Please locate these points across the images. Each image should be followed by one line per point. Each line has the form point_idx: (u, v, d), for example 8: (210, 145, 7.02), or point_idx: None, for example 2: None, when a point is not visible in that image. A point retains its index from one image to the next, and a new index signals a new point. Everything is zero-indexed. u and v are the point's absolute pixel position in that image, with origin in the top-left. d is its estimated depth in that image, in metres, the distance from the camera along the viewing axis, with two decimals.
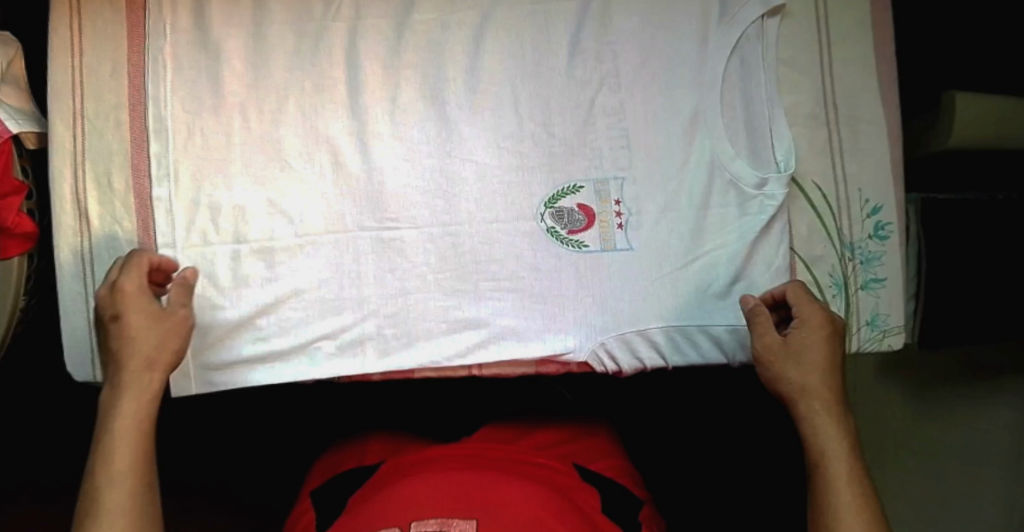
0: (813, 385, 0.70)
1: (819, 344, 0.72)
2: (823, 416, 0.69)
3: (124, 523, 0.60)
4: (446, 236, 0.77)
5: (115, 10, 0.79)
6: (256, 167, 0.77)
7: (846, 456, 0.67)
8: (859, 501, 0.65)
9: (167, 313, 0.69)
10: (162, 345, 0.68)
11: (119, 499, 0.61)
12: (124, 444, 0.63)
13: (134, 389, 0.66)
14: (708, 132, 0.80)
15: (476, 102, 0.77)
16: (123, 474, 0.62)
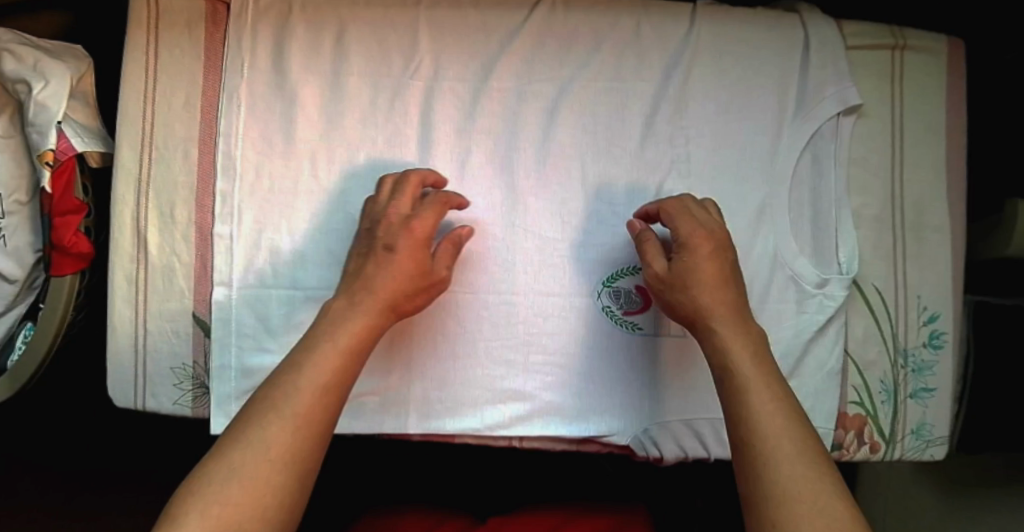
0: (711, 294, 0.68)
1: (714, 252, 0.70)
2: (726, 330, 0.67)
3: (298, 419, 0.60)
4: (501, 304, 0.77)
5: (195, 43, 0.79)
6: (319, 217, 0.78)
7: (759, 379, 0.64)
8: (786, 422, 0.61)
9: (436, 266, 0.71)
10: (411, 295, 0.70)
11: (307, 409, 0.61)
12: (328, 359, 0.64)
13: (368, 317, 0.67)
14: (773, 226, 0.78)
15: (545, 174, 0.77)
16: (319, 390, 0.62)
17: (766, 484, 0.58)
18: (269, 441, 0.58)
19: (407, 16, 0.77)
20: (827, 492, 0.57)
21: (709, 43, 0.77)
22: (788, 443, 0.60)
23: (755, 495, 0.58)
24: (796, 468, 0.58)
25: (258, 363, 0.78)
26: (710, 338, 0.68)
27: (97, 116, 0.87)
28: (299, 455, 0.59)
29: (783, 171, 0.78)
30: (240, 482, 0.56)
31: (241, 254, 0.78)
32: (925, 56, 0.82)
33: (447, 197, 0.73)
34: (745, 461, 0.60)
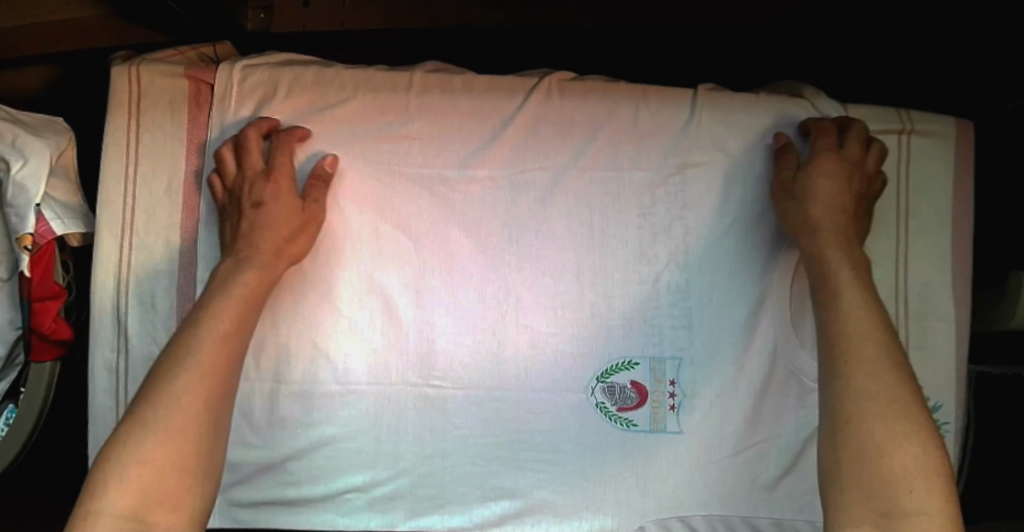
0: (828, 205, 0.70)
1: (838, 171, 0.71)
2: (831, 240, 0.69)
3: (201, 373, 0.62)
4: (491, 400, 0.75)
5: (177, 125, 0.76)
6: (304, 308, 0.75)
7: (857, 292, 0.66)
8: (877, 337, 0.63)
9: (314, 210, 0.72)
10: (295, 237, 0.71)
11: (212, 359, 0.63)
12: (227, 309, 0.66)
13: (261, 268, 0.69)
14: (774, 319, 0.76)
15: (538, 266, 0.74)
16: (222, 343, 0.64)
17: (848, 384, 0.61)
18: (183, 394, 0.60)
19: (395, 100, 0.74)
20: (903, 410, 0.58)
21: (709, 130, 0.74)
22: (875, 355, 0.61)
23: (832, 400, 0.61)
24: (880, 377, 0.60)
25: (241, 457, 0.76)
26: (810, 243, 0.70)
27: (78, 191, 0.84)
28: (209, 408, 0.61)
29: (785, 261, 0.76)
30: (161, 435, 0.58)
31: None
32: (931, 139, 0.79)
33: (282, 142, 0.72)
34: (831, 359, 0.63)
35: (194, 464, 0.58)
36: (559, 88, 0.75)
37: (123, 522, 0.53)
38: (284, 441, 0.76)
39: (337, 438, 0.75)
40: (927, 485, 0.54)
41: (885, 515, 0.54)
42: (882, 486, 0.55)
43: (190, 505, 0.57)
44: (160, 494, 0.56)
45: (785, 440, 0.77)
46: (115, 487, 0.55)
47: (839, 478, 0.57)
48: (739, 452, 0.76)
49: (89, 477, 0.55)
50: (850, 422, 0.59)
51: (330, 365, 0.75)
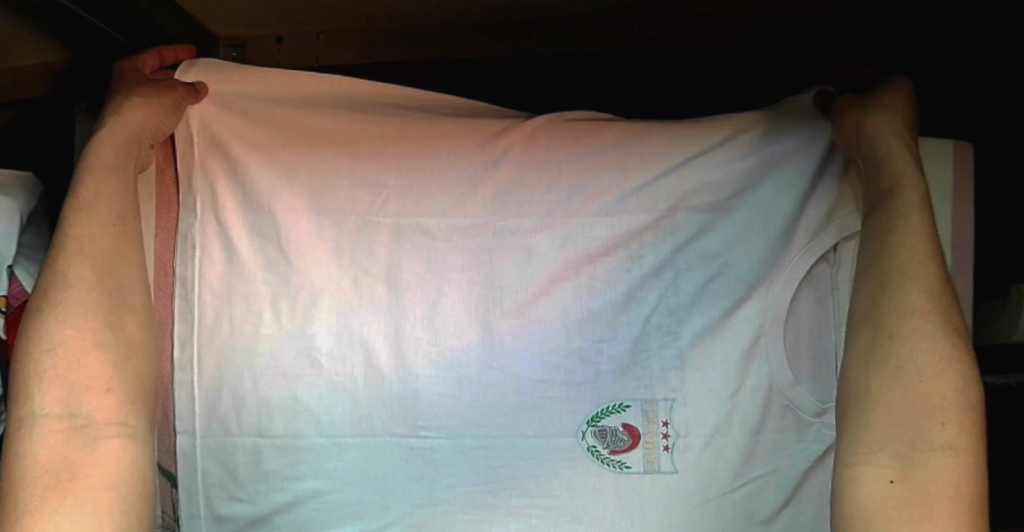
0: (890, 120, 0.67)
1: (900, 94, 0.70)
2: (899, 143, 0.66)
3: (90, 251, 0.64)
4: (479, 447, 0.73)
5: (146, 181, 0.74)
6: (286, 362, 0.73)
7: (919, 206, 0.63)
8: (931, 251, 0.62)
9: (167, 84, 0.71)
10: (138, 97, 0.69)
11: (98, 234, 0.64)
12: (101, 191, 0.65)
13: (112, 143, 0.67)
14: (767, 357, 0.74)
15: (525, 310, 0.73)
16: (110, 213, 0.65)
17: (900, 302, 0.60)
18: (80, 281, 0.62)
19: (375, 151, 0.74)
20: (948, 338, 0.59)
21: (690, 171, 0.75)
22: (930, 276, 0.61)
23: (879, 314, 0.61)
24: (930, 307, 0.60)
25: (227, 511, 0.75)
26: (876, 152, 0.67)
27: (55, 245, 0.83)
28: (106, 280, 0.64)
29: (776, 299, 0.74)
30: (71, 327, 0.61)
31: (205, 401, 0.74)
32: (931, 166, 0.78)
33: (151, 55, 0.75)
34: (885, 271, 0.62)
35: (109, 346, 0.62)
36: (544, 132, 0.76)
37: (58, 418, 0.59)
38: (270, 497, 0.74)
39: (323, 490, 0.74)
40: (959, 420, 0.56)
41: (907, 447, 0.57)
42: (911, 418, 0.57)
43: (119, 380, 0.62)
44: (86, 383, 0.60)
45: (784, 474, 0.75)
46: (38, 391, 0.59)
47: (869, 396, 0.59)
48: (735, 489, 0.75)
49: (23, 380, 0.59)
50: (892, 340, 0.60)
51: (313, 417, 0.73)
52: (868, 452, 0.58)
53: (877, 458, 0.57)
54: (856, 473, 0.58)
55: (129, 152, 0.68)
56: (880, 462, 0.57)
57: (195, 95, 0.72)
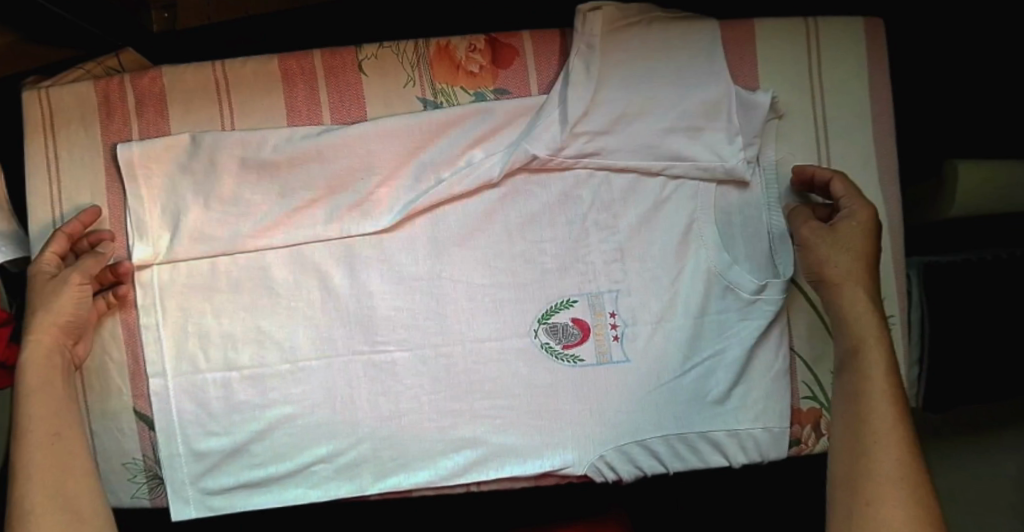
0: (849, 276, 0.71)
1: (861, 236, 0.73)
2: (862, 312, 0.70)
3: (41, 401, 0.67)
4: (438, 356, 0.76)
5: (90, 136, 0.76)
6: (244, 295, 0.76)
7: (882, 370, 0.67)
8: (899, 413, 0.65)
9: (68, 278, 0.70)
10: (46, 312, 0.69)
11: (40, 460, 0.65)
12: (40, 364, 0.68)
13: (45, 349, 0.69)
14: (701, 242, 0.78)
15: (469, 220, 0.77)
16: (49, 428, 0.67)
17: (874, 469, 0.62)
18: (35, 433, 0.66)
19: (308, 85, 0.76)
20: (916, 503, 0.60)
21: (615, 88, 0.75)
22: (899, 442, 0.63)
23: (858, 478, 0.63)
24: (907, 469, 0.62)
25: (201, 447, 0.76)
26: (841, 313, 0.71)
27: (10, 214, 0.80)
28: (54, 425, 0.67)
29: (704, 185, 0.78)
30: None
31: (171, 342, 0.76)
32: (842, 46, 0.81)
33: (55, 240, 0.72)
34: (860, 439, 0.64)
35: (62, 476, 0.65)
36: (466, 119, 0.75)
37: None
38: (242, 427, 0.76)
39: (294, 414, 0.76)
40: None
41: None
42: None
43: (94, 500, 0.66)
44: (76, 513, 0.64)
45: (732, 353, 0.78)
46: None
47: None
48: (686, 372, 0.78)
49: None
50: (868, 508, 0.61)
51: (276, 344, 0.76)
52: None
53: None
54: None
55: (58, 362, 0.70)
56: None
57: (87, 267, 0.72)
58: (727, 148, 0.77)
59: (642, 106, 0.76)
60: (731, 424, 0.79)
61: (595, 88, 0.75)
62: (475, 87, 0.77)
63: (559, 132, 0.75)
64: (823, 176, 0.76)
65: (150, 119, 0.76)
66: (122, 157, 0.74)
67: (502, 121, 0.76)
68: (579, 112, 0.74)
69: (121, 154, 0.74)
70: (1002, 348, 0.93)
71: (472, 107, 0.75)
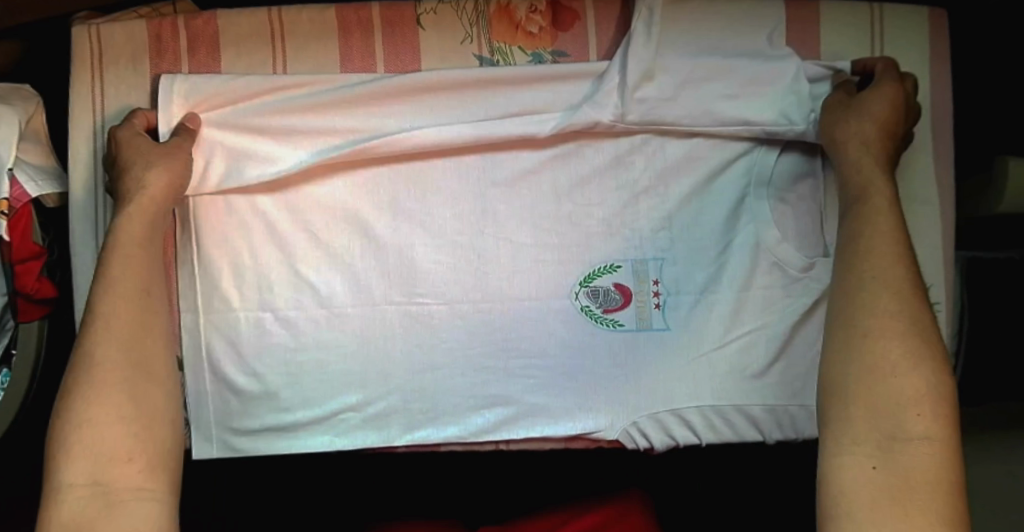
0: (861, 137, 0.69)
1: (884, 104, 0.69)
2: (869, 163, 0.68)
3: (133, 258, 0.65)
4: (476, 312, 0.75)
5: (138, 73, 0.75)
6: (285, 236, 0.75)
7: (887, 214, 0.65)
8: (899, 248, 0.62)
9: (173, 142, 0.69)
10: (156, 165, 0.68)
11: (117, 311, 0.63)
12: (136, 222, 0.67)
13: (144, 202, 0.67)
14: (753, 216, 0.77)
15: (518, 178, 0.75)
16: (135, 279, 0.65)
17: (872, 304, 0.61)
18: (117, 285, 0.64)
19: (363, 33, 0.74)
20: (917, 337, 0.58)
21: (677, 57, 0.74)
22: (900, 282, 0.61)
23: (853, 314, 0.61)
24: (907, 310, 0.60)
25: (232, 387, 0.75)
26: (847, 171, 0.69)
27: (50, 152, 0.79)
28: (141, 286, 0.65)
29: (760, 158, 0.77)
30: (86, 401, 0.59)
31: (206, 277, 0.75)
32: (908, 34, 0.79)
33: (138, 117, 0.72)
34: (856, 275, 0.62)
35: (140, 340, 0.63)
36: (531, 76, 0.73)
37: (118, 405, 0.59)
38: (274, 370, 0.75)
39: (326, 360, 0.75)
40: (933, 411, 0.56)
41: (886, 439, 0.56)
42: (883, 410, 0.57)
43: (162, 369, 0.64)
44: (142, 379, 0.62)
45: (775, 328, 0.77)
46: (93, 401, 0.59)
47: (848, 395, 0.58)
48: (726, 345, 0.77)
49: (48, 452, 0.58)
50: (866, 339, 0.59)
51: (312, 289, 0.75)
52: (845, 443, 0.57)
53: (855, 448, 0.56)
54: (838, 463, 0.56)
55: (155, 224, 0.68)
56: (860, 453, 0.56)
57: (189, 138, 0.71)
58: (795, 111, 0.74)
59: (703, 77, 0.74)
60: (769, 400, 0.77)
61: (654, 56, 0.73)
62: (533, 48, 0.75)
63: (620, 98, 0.73)
64: (866, 61, 0.74)
65: (202, 58, 0.74)
66: (165, 90, 0.72)
67: (560, 81, 0.74)
68: (638, 76, 0.73)
69: (164, 86, 0.72)
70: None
71: (531, 69, 0.73)
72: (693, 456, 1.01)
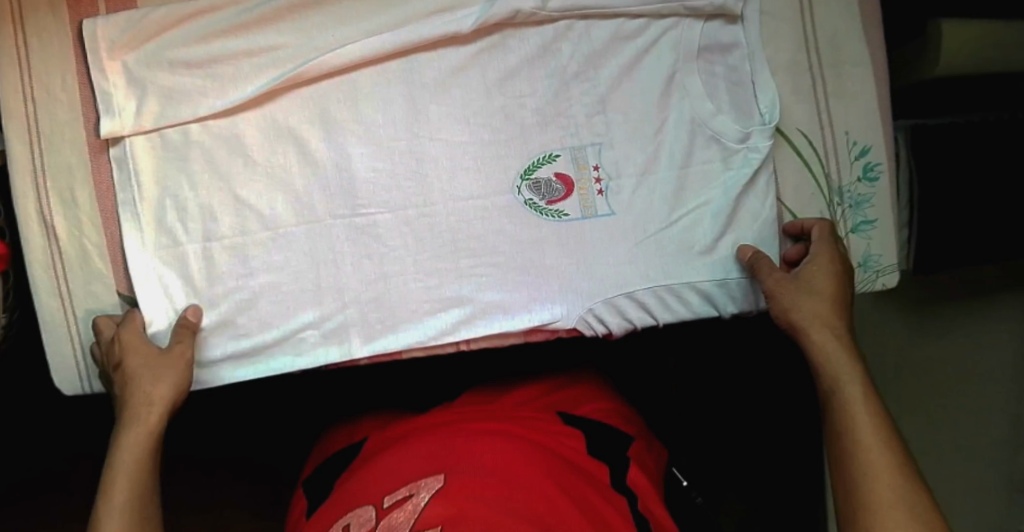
0: (819, 318, 0.70)
1: (827, 277, 0.73)
2: (835, 351, 0.68)
3: (133, 463, 0.66)
4: (422, 217, 0.75)
5: (59, 22, 0.73)
6: (220, 163, 0.74)
7: (865, 400, 0.64)
8: (883, 431, 0.62)
9: (174, 352, 0.71)
10: (158, 380, 0.69)
11: (141, 441, 0.67)
12: (139, 439, 0.67)
13: (144, 439, 0.68)
14: (685, 93, 0.77)
15: (446, 79, 0.74)
16: (151, 438, 0.68)
17: (860, 461, 0.61)
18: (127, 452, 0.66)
19: None
20: (899, 469, 0.59)
21: None
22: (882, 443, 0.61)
23: (849, 479, 0.61)
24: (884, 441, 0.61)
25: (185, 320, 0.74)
26: (805, 325, 0.70)
27: None
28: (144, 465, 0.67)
29: (687, 32, 0.76)
30: (117, 507, 0.63)
31: (149, 215, 0.74)
32: None
33: (130, 320, 0.72)
34: (842, 435, 0.63)
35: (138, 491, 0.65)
36: None
37: None
38: (228, 299, 0.75)
39: (279, 282, 0.75)
40: None
41: None
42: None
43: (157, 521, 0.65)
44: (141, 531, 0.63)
45: (718, 203, 0.78)
46: None
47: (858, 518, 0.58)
48: (672, 224, 0.78)
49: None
50: (862, 494, 0.59)
51: (256, 213, 0.75)
52: None
53: None
54: None
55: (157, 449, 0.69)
56: None
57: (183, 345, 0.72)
58: None
59: None
60: (720, 274, 0.78)
61: None
62: None
63: None
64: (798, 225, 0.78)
65: None
66: (86, 31, 0.72)
67: None
68: None
69: (85, 31, 0.72)
70: (991, 204, 0.94)
71: None
72: (654, 337, 1.11)
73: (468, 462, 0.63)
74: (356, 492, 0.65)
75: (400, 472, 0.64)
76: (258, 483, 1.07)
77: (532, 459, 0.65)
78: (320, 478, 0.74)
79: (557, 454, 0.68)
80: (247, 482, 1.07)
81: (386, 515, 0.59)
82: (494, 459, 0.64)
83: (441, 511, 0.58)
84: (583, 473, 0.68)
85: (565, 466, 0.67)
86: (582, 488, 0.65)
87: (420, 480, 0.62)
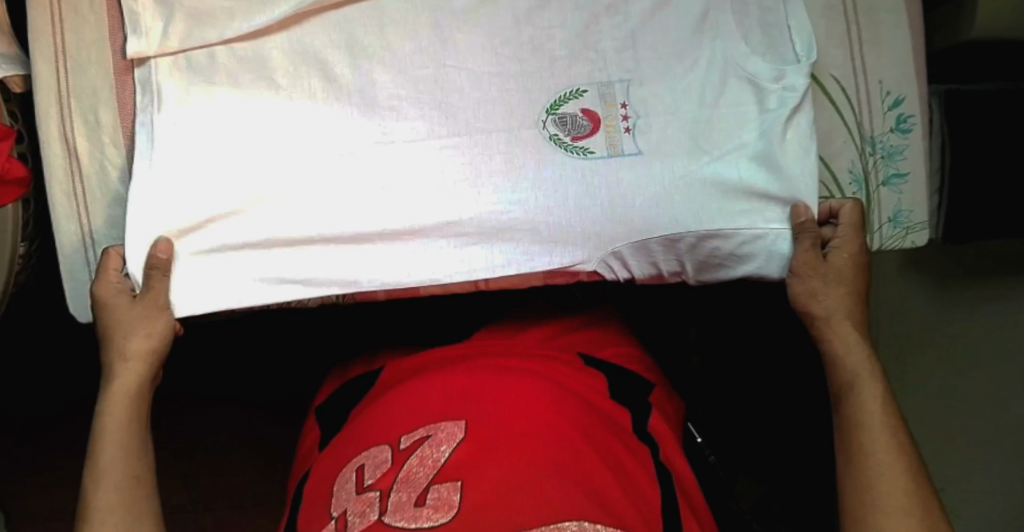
0: (839, 307, 0.72)
1: (850, 267, 0.73)
2: (852, 342, 0.70)
3: (118, 420, 0.67)
4: (445, 147, 0.74)
5: None
6: (244, 86, 0.73)
7: (877, 394, 0.67)
8: (893, 424, 0.64)
9: (149, 299, 0.71)
10: (134, 333, 0.70)
11: (126, 402, 0.68)
12: (124, 394, 0.68)
13: (129, 393, 0.68)
14: (718, 33, 0.75)
15: (474, 9, 0.74)
16: (131, 399, 0.68)
17: (867, 455, 0.63)
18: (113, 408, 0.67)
19: None
20: (904, 469, 0.62)
21: None
22: (890, 440, 0.63)
23: (854, 472, 0.63)
24: (893, 438, 0.64)
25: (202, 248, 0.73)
26: (823, 315, 0.72)
27: (12, 40, 0.77)
28: (133, 421, 0.68)
29: None
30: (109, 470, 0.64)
31: (164, 133, 0.73)
32: None
33: (110, 258, 0.72)
34: (851, 427, 0.66)
35: (125, 451, 0.66)
36: None
37: None
38: (244, 226, 0.73)
39: (296, 209, 0.73)
40: None
41: None
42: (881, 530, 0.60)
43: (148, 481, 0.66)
44: (129, 493, 0.64)
45: (753, 146, 0.75)
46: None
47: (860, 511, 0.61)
48: (705, 166, 0.75)
49: (75, 517, 0.64)
50: (867, 488, 0.62)
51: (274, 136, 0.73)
52: None
53: None
54: None
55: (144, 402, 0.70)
56: None
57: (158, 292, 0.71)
58: None
59: None
60: (756, 224, 0.75)
61: None
62: None
63: None
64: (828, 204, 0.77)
65: None
66: None
67: None
68: None
69: None
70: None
71: None
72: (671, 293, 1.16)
73: (490, 406, 0.61)
74: (369, 430, 0.63)
75: (416, 414, 0.61)
76: (284, 416, 1.13)
77: (557, 404, 0.62)
78: (332, 409, 0.75)
79: (582, 400, 0.66)
80: (272, 421, 1.13)
81: (404, 458, 0.57)
82: (517, 404, 0.61)
83: (463, 464, 0.56)
84: (611, 424, 0.65)
85: (591, 413, 0.64)
86: (608, 439, 0.62)
87: (440, 423, 0.60)
